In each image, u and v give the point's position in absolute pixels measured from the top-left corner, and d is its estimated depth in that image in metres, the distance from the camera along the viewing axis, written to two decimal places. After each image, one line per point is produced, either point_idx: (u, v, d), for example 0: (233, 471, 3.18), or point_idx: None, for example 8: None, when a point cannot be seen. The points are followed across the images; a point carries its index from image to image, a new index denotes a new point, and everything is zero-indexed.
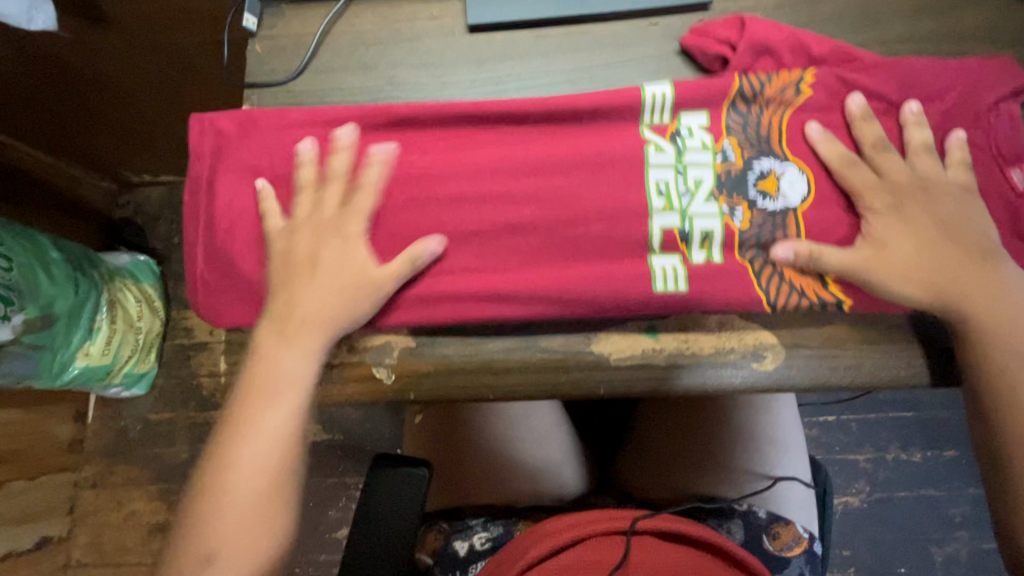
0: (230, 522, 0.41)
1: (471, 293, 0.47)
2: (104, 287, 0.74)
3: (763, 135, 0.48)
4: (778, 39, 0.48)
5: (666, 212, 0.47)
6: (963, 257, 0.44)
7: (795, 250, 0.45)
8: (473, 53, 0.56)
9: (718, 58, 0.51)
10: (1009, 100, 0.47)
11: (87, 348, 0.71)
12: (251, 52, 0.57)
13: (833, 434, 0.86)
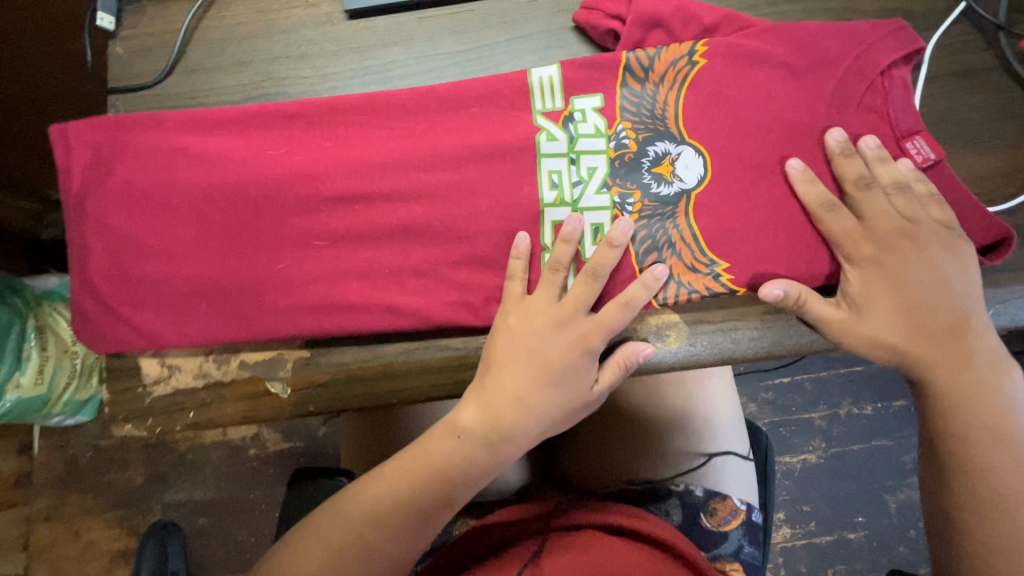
0: None
1: (368, 300, 0.48)
2: (30, 312, 0.66)
3: (658, 116, 0.48)
4: (665, 12, 0.49)
5: (558, 205, 0.48)
6: (937, 331, 0.43)
7: (786, 290, 0.44)
8: (355, 40, 0.53)
9: (610, 33, 0.52)
10: (902, 67, 0.47)
11: (17, 381, 0.64)
12: (112, 55, 0.53)
13: (787, 395, 0.95)
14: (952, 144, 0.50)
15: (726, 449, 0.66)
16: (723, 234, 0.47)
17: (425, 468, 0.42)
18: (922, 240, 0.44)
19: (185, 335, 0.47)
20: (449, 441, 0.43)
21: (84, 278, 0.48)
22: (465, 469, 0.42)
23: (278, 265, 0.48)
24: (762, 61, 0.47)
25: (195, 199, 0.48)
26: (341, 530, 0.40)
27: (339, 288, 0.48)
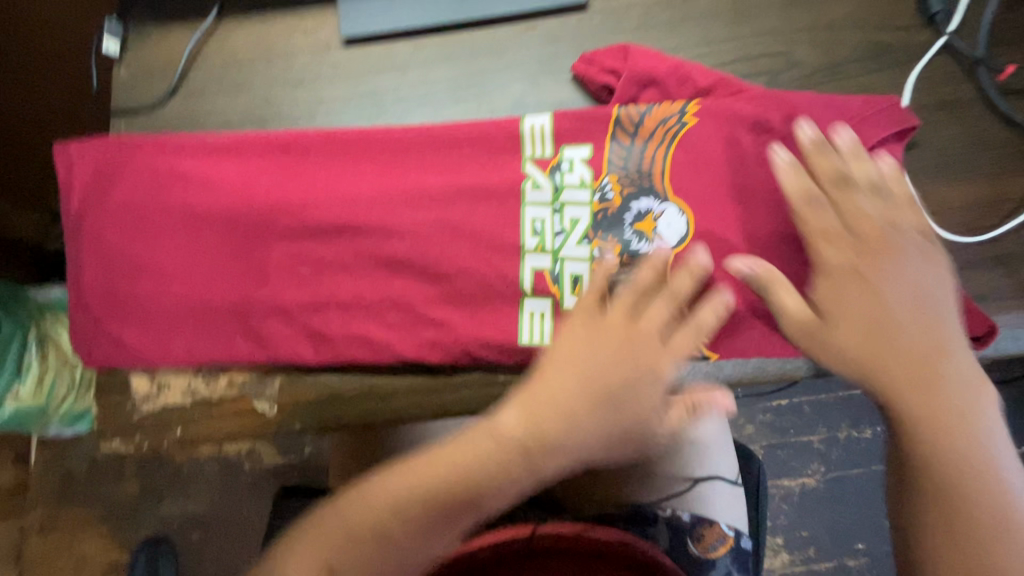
0: None
1: (351, 329, 0.47)
2: (33, 322, 0.66)
3: (644, 171, 0.48)
4: (661, 70, 0.49)
5: (538, 252, 0.48)
6: (950, 419, 0.31)
7: (754, 268, 0.38)
8: (350, 67, 0.55)
9: (604, 87, 0.52)
10: (892, 143, 0.47)
11: (16, 390, 0.63)
12: (116, 79, 0.55)
13: (784, 418, 0.94)
14: (933, 173, 0.51)
15: (715, 473, 0.67)
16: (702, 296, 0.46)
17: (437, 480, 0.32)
18: (892, 307, 0.34)
19: (169, 357, 0.47)
20: (477, 448, 0.33)
21: (75, 289, 0.49)
22: (487, 482, 0.32)
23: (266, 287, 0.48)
24: (755, 120, 0.47)
25: (189, 220, 0.49)
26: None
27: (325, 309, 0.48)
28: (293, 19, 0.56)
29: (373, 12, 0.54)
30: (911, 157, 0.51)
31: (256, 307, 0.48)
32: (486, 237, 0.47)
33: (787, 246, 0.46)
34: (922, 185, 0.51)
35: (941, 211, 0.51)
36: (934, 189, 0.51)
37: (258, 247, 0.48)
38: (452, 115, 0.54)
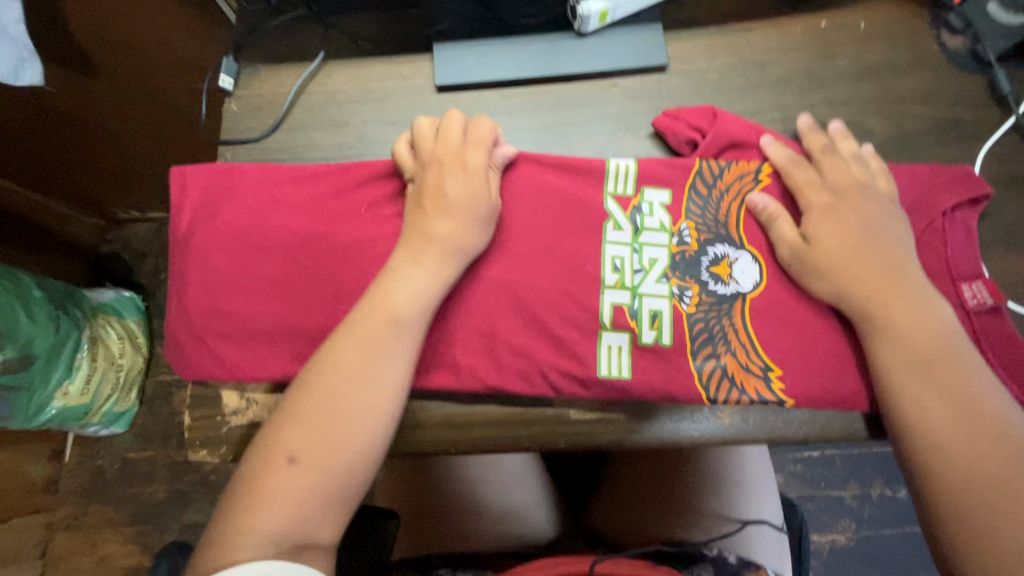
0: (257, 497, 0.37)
1: (437, 357, 0.50)
2: (86, 325, 0.99)
3: (721, 220, 0.52)
4: (742, 130, 0.53)
5: (618, 288, 0.51)
6: (932, 351, 0.43)
7: (766, 203, 0.50)
8: (441, 111, 0.59)
9: (688, 142, 0.55)
10: (965, 209, 0.51)
11: (66, 387, 0.95)
12: (228, 111, 0.59)
13: (816, 469, 0.94)
14: (1002, 245, 0.53)
15: (761, 518, 0.67)
16: (775, 339, 0.49)
17: (328, 386, 0.40)
18: (906, 270, 0.45)
19: (265, 371, 0.51)
20: (378, 343, 0.42)
21: (178, 300, 0.52)
22: (400, 327, 0.43)
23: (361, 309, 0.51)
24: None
25: (289, 244, 0.52)
26: (315, 424, 0.39)
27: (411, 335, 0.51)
28: (391, 64, 0.60)
29: (467, 62, 0.59)
30: (981, 228, 0.53)
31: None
32: (569, 276, 0.51)
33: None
34: (990, 256, 0.53)
35: (1009, 282, 0.52)
36: (1002, 260, 0.53)
37: (355, 271, 0.52)
38: None
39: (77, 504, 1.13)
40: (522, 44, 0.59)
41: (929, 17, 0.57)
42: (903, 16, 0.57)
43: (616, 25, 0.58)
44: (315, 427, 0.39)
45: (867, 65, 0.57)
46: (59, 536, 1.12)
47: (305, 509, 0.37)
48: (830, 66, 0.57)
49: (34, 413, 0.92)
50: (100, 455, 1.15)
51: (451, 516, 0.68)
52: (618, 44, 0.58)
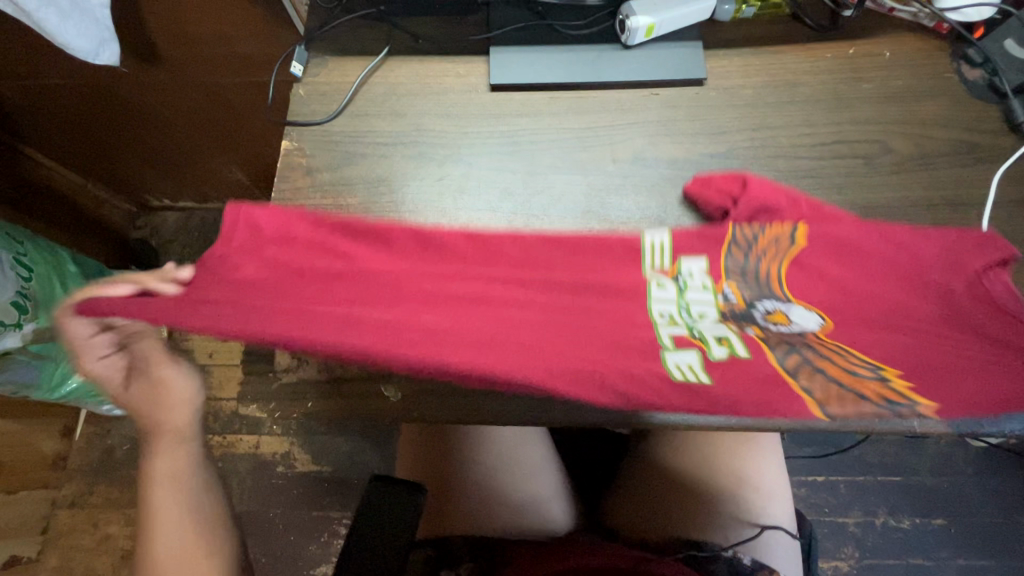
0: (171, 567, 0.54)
1: (477, 315, 0.39)
2: None
3: (762, 280, 0.51)
4: (774, 202, 0.56)
5: (672, 326, 0.46)
6: None
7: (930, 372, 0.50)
8: (493, 108, 0.63)
9: (719, 208, 0.58)
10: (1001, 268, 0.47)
11: None
12: (295, 95, 0.64)
13: (821, 495, 1.03)
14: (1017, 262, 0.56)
15: (778, 523, 0.69)
16: (868, 351, 0.43)
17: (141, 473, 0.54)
18: None
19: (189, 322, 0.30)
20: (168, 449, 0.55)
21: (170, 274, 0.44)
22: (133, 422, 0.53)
23: (383, 288, 0.42)
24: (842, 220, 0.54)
25: (300, 236, 0.46)
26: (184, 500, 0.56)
27: (422, 321, 0.36)
28: (447, 63, 0.65)
29: (520, 65, 0.63)
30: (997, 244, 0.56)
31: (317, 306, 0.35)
32: (608, 286, 0.49)
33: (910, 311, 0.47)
34: (1007, 271, 0.56)
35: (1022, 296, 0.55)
36: (1015, 275, 0.56)
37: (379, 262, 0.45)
38: (578, 158, 0.62)
39: (81, 482, 1.17)
40: (571, 52, 0.63)
41: (950, 49, 0.62)
42: (925, 48, 0.62)
43: (659, 40, 0.63)
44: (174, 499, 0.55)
45: (891, 91, 0.61)
46: (62, 512, 1.15)
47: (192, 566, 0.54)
48: (856, 89, 0.61)
49: (56, 384, 0.96)
50: (111, 434, 1.19)
51: (469, 498, 0.71)
52: (661, 57, 0.63)
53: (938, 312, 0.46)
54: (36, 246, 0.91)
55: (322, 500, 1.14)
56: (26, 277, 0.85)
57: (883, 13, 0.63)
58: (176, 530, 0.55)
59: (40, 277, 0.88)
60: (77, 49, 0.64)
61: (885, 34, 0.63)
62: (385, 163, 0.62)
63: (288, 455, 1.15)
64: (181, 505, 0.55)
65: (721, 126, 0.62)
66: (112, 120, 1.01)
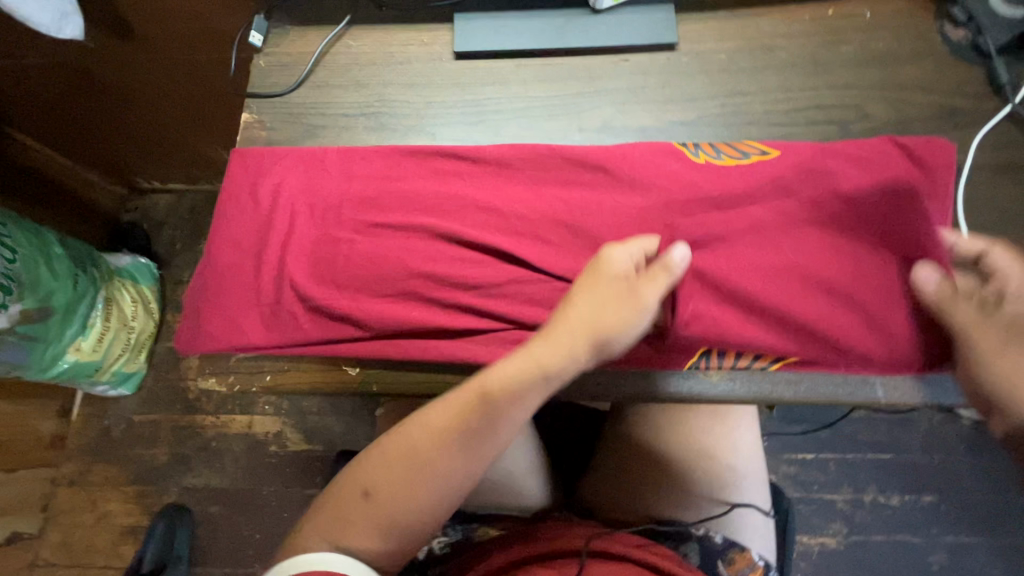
0: (390, 484, 0.44)
1: (464, 247, 0.53)
2: (101, 286, 1.06)
3: None
4: (776, 171, 0.53)
5: (685, 173, 0.54)
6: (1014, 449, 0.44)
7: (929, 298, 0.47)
8: (458, 77, 0.62)
9: (704, 155, 0.55)
10: None
11: (79, 344, 1.02)
12: (256, 67, 0.63)
13: (810, 472, 1.03)
14: (997, 231, 0.54)
15: (749, 501, 0.68)
16: (780, 276, 0.49)
17: (466, 413, 0.45)
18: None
19: (292, 180, 0.56)
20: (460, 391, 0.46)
21: (238, 176, 0.57)
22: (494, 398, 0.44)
23: (379, 243, 0.53)
24: (794, 165, 0.53)
25: (318, 177, 0.56)
26: (424, 446, 0.44)
27: (416, 246, 0.53)
28: (412, 32, 0.63)
29: (486, 33, 0.61)
30: (973, 213, 0.54)
31: (352, 283, 0.53)
32: (600, 165, 0.55)
33: (850, 311, 0.49)
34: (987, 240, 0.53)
35: None
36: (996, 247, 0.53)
37: (371, 256, 0.53)
38: (544, 128, 0.60)
39: (81, 461, 1.21)
40: (537, 17, 0.61)
41: (934, 10, 0.59)
42: (906, 8, 0.59)
43: (630, 3, 0.61)
44: (435, 447, 0.44)
45: (870, 53, 0.59)
46: (63, 489, 1.19)
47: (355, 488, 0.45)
48: (835, 52, 0.59)
49: (47, 364, 0.99)
50: (107, 415, 1.23)
51: None
52: (632, 21, 0.61)
53: (873, 289, 0.49)
54: (24, 228, 0.92)
55: (314, 479, 1.15)
56: (9, 258, 0.87)
57: None
58: (441, 424, 0.45)
59: (25, 259, 0.90)
60: (40, 22, 0.64)
61: None
62: (348, 135, 0.61)
63: (281, 434, 1.18)
64: (417, 453, 0.44)
65: (692, 94, 0.60)
66: (91, 100, 1.01)
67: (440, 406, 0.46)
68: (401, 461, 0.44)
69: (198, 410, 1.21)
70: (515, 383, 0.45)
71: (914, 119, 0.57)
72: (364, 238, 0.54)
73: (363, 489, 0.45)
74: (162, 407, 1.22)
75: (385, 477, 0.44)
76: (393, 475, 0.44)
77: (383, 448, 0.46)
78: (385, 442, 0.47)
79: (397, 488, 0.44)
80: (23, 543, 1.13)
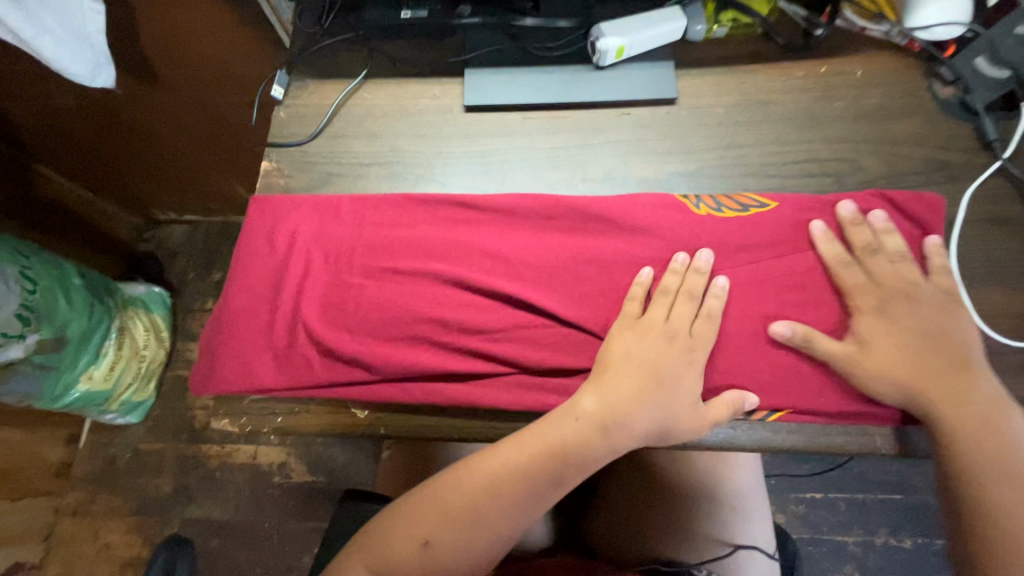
0: (436, 533, 0.45)
1: (471, 292, 0.55)
2: (115, 315, 1.09)
3: None
4: (774, 222, 0.55)
5: (687, 223, 0.56)
6: (936, 371, 0.46)
7: (792, 328, 0.50)
8: (467, 128, 0.65)
9: (704, 206, 0.57)
10: None
11: (91, 373, 1.04)
12: (276, 118, 0.66)
13: (818, 512, 1.02)
14: (990, 281, 0.55)
15: (754, 543, 0.67)
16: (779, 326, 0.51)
17: (517, 463, 0.46)
18: (975, 367, 0.46)
19: (309, 227, 0.59)
20: (565, 427, 0.47)
21: (257, 222, 0.60)
22: (583, 452, 0.46)
23: (390, 288, 0.55)
24: (793, 216, 0.55)
25: (334, 223, 0.59)
26: (468, 497, 0.46)
27: (425, 291, 0.55)
28: (425, 85, 0.66)
29: (494, 87, 0.64)
30: (966, 264, 0.55)
31: (362, 327, 0.54)
32: (599, 215, 0.57)
33: None
34: (982, 290, 0.55)
35: (996, 316, 0.54)
36: (990, 297, 0.54)
37: (380, 302, 0.55)
38: (550, 177, 0.62)
39: (87, 490, 1.21)
40: (544, 73, 0.65)
41: (922, 68, 0.62)
42: (896, 66, 0.62)
43: (631, 60, 0.64)
44: (485, 499, 0.45)
45: (863, 109, 0.61)
46: (67, 518, 1.19)
47: (395, 524, 0.46)
48: (828, 107, 0.62)
49: (60, 393, 1.01)
50: (114, 443, 1.24)
51: None
52: (633, 77, 0.64)
53: None
54: (45, 260, 0.95)
55: (317, 512, 1.14)
56: (30, 291, 0.90)
57: (856, 32, 0.64)
58: (493, 473, 0.46)
59: (45, 291, 0.92)
60: (76, 74, 0.68)
61: (858, 52, 0.63)
62: (361, 183, 0.63)
63: (286, 465, 1.18)
64: (464, 502, 0.46)
65: (692, 145, 0.62)
66: (116, 139, 1.05)
67: (491, 452, 0.47)
68: (449, 506, 0.46)
69: (204, 440, 1.22)
70: (564, 436, 0.47)
71: (906, 172, 0.59)
72: (374, 284, 0.56)
73: (398, 540, 0.45)
74: (169, 437, 1.23)
75: (420, 527, 0.45)
76: (431, 525, 0.45)
77: (425, 492, 0.47)
78: (432, 486, 0.47)
79: (443, 541, 0.45)
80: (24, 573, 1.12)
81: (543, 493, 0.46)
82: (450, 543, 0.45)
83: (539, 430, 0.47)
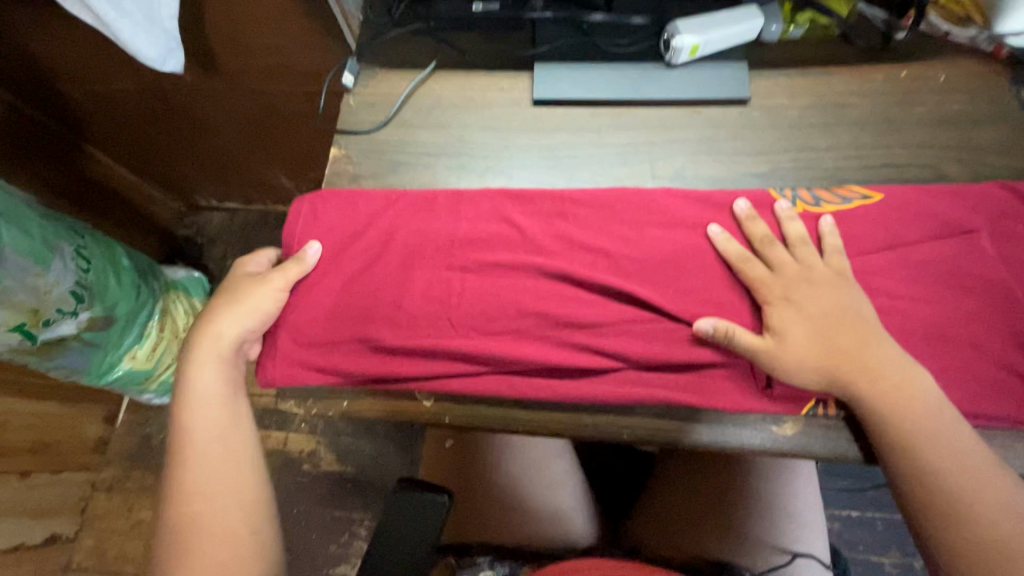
0: (217, 502, 0.50)
1: (550, 281, 0.55)
2: (159, 297, 1.10)
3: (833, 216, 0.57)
4: (873, 220, 0.54)
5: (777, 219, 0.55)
6: (846, 349, 0.48)
7: (715, 325, 0.50)
8: (535, 122, 0.65)
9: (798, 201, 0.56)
10: None
11: (134, 352, 1.06)
12: (346, 105, 0.67)
13: (854, 531, 0.99)
14: None
15: (810, 553, 0.65)
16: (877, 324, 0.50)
17: (205, 415, 0.52)
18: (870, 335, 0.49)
19: (392, 206, 0.59)
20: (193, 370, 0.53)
21: (339, 198, 0.60)
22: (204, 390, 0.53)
23: (471, 273, 0.56)
24: (893, 215, 0.54)
25: (415, 205, 0.59)
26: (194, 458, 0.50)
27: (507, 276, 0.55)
28: (493, 78, 0.67)
29: (563, 81, 0.64)
30: None
31: (464, 319, 0.54)
32: (672, 213, 0.56)
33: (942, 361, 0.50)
34: None
35: None
36: None
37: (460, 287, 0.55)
38: (618, 173, 0.62)
39: (122, 467, 1.24)
40: (614, 69, 0.64)
41: (1009, 76, 0.60)
42: (980, 73, 0.60)
43: (705, 59, 0.63)
44: (216, 465, 0.51)
45: (944, 115, 0.60)
46: (101, 493, 1.22)
47: (233, 493, 0.51)
48: (908, 112, 0.60)
49: (104, 370, 1.03)
50: (150, 422, 1.26)
51: (492, 502, 0.70)
52: (706, 76, 0.63)
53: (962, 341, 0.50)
54: (98, 239, 0.98)
55: (344, 501, 1.15)
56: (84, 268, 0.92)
57: (939, 37, 0.62)
58: (204, 431, 0.51)
59: (97, 269, 0.94)
60: (147, 57, 0.68)
61: (941, 58, 0.61)
62: (428, 172, 0.64)
63: (315, 453, 1.19)
64: (215, 460, 0.51)
65: (763, 147, 0.61)
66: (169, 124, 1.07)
67: (208, 409, 0.52)
68: (203, 469, 0.50)
69: None
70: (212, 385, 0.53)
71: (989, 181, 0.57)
72: (475, 276, 0.56)
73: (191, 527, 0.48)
74: None
75: (203, 505, 0.49)
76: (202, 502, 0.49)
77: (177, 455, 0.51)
78: (174, 456, 0.51)
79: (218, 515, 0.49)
80: (59, 544, 1.15)
81: (229, 439, 0.52)
82: (223, 508, 0.49)
83: (199, 374, 0.53)
